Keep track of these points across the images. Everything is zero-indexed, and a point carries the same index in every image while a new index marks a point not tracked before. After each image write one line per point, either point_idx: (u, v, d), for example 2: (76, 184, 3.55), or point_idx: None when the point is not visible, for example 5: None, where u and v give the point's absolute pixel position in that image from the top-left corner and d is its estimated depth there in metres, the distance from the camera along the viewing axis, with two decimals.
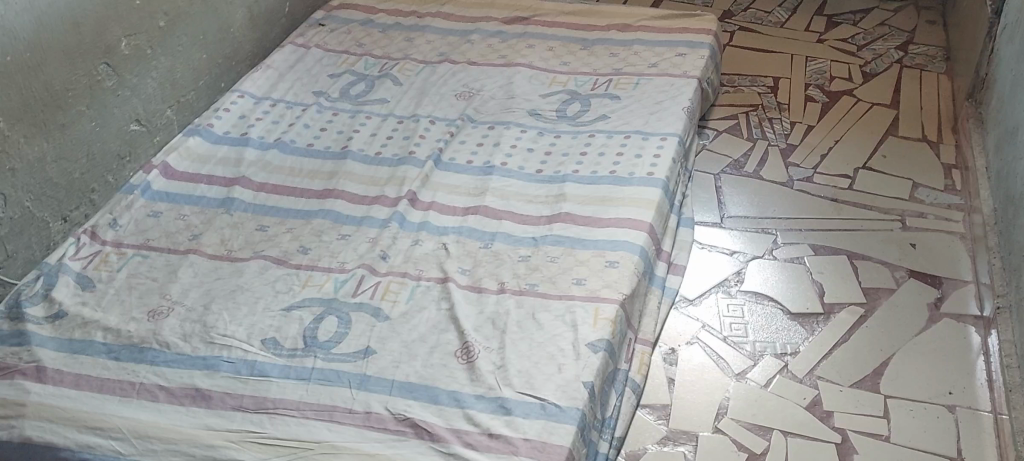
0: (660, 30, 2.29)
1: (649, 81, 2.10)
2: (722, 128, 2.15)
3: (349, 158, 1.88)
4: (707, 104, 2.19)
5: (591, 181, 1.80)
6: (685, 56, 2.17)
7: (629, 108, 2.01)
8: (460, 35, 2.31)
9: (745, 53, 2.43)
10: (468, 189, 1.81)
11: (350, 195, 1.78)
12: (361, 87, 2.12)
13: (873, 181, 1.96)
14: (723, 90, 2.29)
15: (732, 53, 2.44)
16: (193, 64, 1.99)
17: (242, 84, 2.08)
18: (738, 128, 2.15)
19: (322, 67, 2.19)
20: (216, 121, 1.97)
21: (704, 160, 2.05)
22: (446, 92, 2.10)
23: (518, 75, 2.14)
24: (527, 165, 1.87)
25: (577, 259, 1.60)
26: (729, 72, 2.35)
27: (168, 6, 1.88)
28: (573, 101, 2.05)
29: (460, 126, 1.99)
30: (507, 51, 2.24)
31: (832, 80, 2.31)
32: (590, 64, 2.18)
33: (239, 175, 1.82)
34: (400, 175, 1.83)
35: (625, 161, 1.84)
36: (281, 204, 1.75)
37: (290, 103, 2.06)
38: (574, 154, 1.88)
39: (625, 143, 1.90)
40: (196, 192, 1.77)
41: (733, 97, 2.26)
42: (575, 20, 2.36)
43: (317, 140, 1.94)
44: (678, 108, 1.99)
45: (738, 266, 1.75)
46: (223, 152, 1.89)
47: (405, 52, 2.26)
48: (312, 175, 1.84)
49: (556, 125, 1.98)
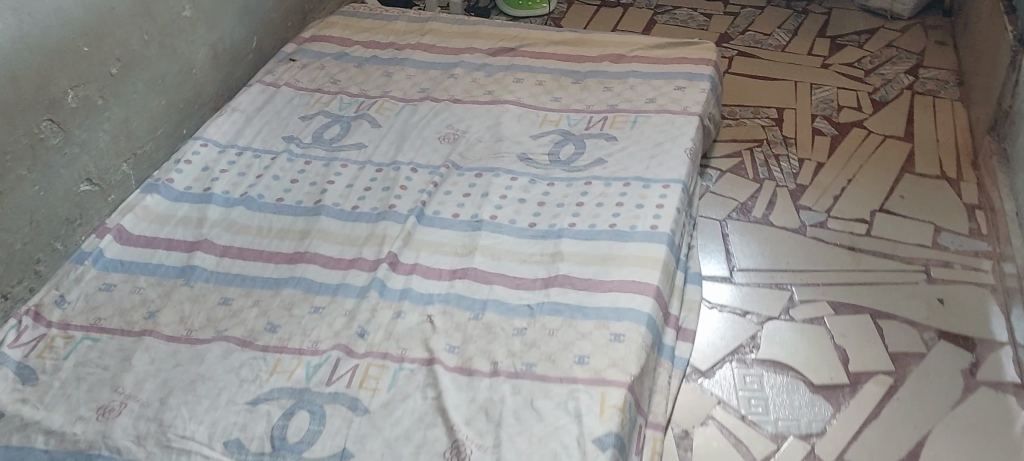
0: (656, 60, 2.14)
1: (647, 118, 1.94)
2: (726, 168, 1.99)
3: (322, 214, 1.72)
4: (710, 140, 2.03)
5: (588, 237, 1.65)
6: (684, 89, 2.02)
7: (627, 150, 1.85)
8: (442, 70, 2.15)
9: (747, 81, 2.27)
10: (454, 249, 1.65)
11: (324, 260, 1.62)
12: (335, 131, 1.95)
13: (892, 226, 1.81)
14: (725, 122, 2.13)
15: (732, 81, 2.28)
16: (150, 112, 1.83)
17: (205, 131, 1.92)
18: (743, 167, 1.99)
19: (293, 109, 2.03)
20: (176, 175, 1.81)
21: (709, 204, 1.89)
22: (428, 135, 1.94)
23: (506, 114, 1.98)
24: (518, 219, 1.71)
25: (578, 331, 1.44)
26: (731, 103, 2.19)
27: (120, 51, 1.70)
28: (566, 142, 1.89)
29: (445, 174, 1.82)
30: (493, 87, 2.08)
31: (840, 110, 2.16)
32: (582, 99, 2.03)
33: (200, 238, 1.67)
34: (379, 234, 1.68)
35: (625, 213, 1.69)
36: (247, 272, 1.60)
37: (258, 151, 1.89)
38: (570, 205, 1.73)
39: (624, 192, 1.74)
40: (154, 260, 1.61)
41: (736, 130, 2.10)
42: (565, 51, 2.21)
43: (287, 194, 1.78)
44: (681, 150, 1.84)
45: (752, 329, 1.60)
46: (183, 211, 1.73)
47: (383, 88, 2.10)
48: (281, 236, 1.69)
49: (548, 171, 1.82)
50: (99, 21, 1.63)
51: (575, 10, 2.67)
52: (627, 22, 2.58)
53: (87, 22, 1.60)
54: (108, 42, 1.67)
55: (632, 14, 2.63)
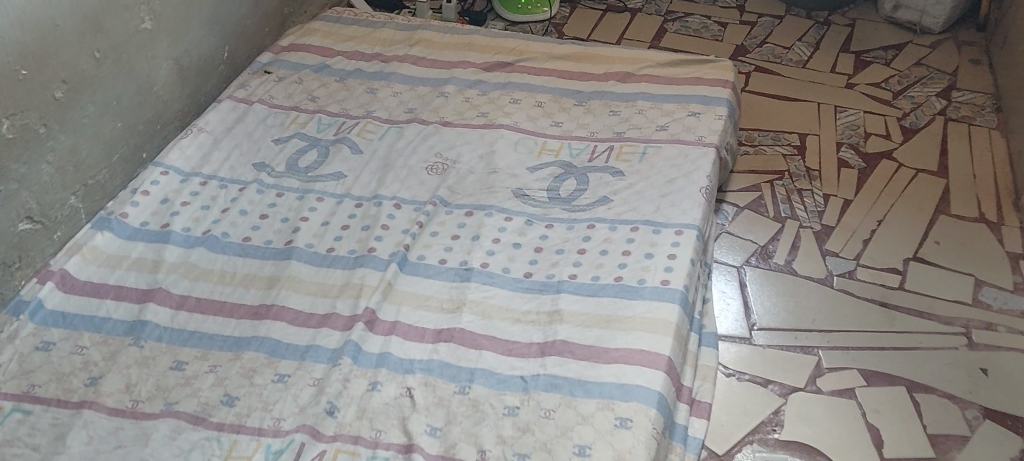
0: (668, 81, 1.93)
1: (658, 149, 1.75)
2: (743, 203, 1.81)
3: (293, 258, 1.54)
4: (727, 172, 1.83)
5: (591, 292, 1.46)
6: (698, 115, 1.83)
7: (635, 188, 1.66)
8: (432, 86, 1.96)
9: (765, 101, 2.09)
10: (440, 303, 1.47)
11: (293, 315, 1.44)
12: (312, 157, 1.76)
13: (927, 278, 1.63)
14: (742, 150, 1.94)
15: (750, 101, 2.09)
16: (103, 137, 1.65)
17: (166, 156, 1.73)
18: (763, 203, 1.80)
19: (266, 130, 1.84)
20: (131, 209, 1.62)
21: (725, 248, 1.71)
22: (415, 164, 1.75)
23: (501, 141, 1.79)
24: (512, 268, 1.53)
25: (579, 414, 1.26)
26: (748, 127, 2.00)
27: (66, 72, 1.52)
28: (567, 176, 1.70)
29: (432, 212, 1.63)
30: (488, 108, 1.89)
31: (867, 138, 1.97)
32: (586, 124, 1.84)
33: (154, 286, 1.48)
34: (356, 284, 1.49)
35: (632, 263, 1.51)
36: (205, 328, 1.42)
37: (225, 180, 1.71)
38: (571, 251, 1.54)
39: (631, 238, 1.56)
40: (100, 312, 1.43)
41: (755, 160, 1.91)
42: (568, 66, 2.01)
43: (255, 232, 1.60)
44: (696, 190, 1.65)
45: (773, 402, 1.42)
46: (137, 251, 1.55)
47: (367, 108, 1.91)
48: (246, 283, 1.50)
49: (547, 209, 1.63)
50: (40, 40, 1.45)
51: (580, 14, 2.48)
52: (635, 31, 2.39)
53: (25, 41, 1.42)
54: (51, 62, 1.48)
55: (640, 21, 2.44)
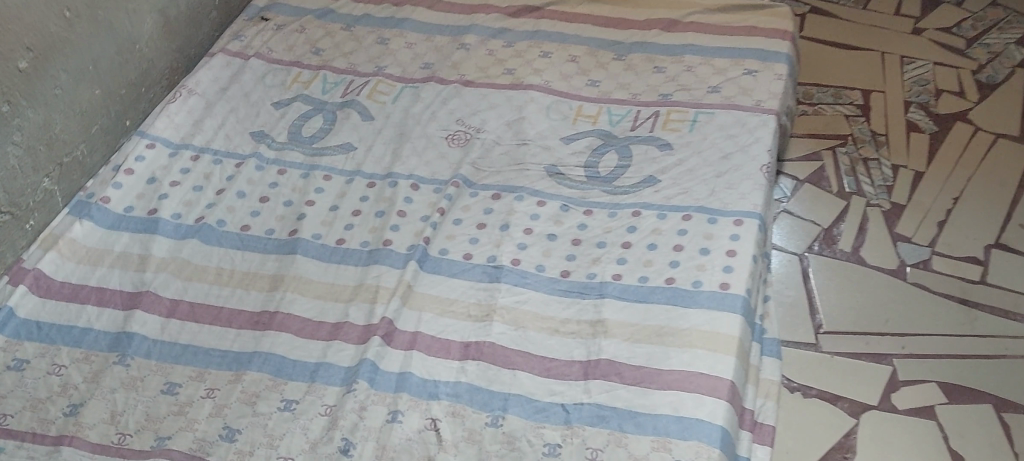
0: (719, 31, 1.69)
1: (711, 116, 1.53)
2: (802, 176, 1.61)
3: (299, 253, 1.36)
4: (786, 139, 1.62)
5: (638, 297, 1.28)
6: (755, 74, 1.59)
7: (686, 165, 1.45)
8: (451, 36, 1.74)
9: (824, 50, 1.86)
10: (467, 309, 1.29)
11: (299, 324, 1.27)
12: (316, 125, 1.56)
13: (1013, 270, 1.45)
14: (799, 109, 1.74)
15: (807, 49, 1.87)
16: (80, 108, 1.44)
17: (152, 125, 1.53)
18: (825, 177, 1.61)
19: (264, 90, 1.62)
20: (113, 192, 1.43)
21: (783, 232, 1.52)
22: (434, 133, 1.55)
23: (531, 104, 1.58)
24: (547, 265, 1.33)
25: (631, 456, 1.10)
26: (805, 81, 1.79)
27: (32, 37, 1.30)
28: (606, 149, 1.50)
29: (455, 195, 1.43)
30: (515, 63, 1.67)
31: (939, 95, 1.75)
32: (627, 85, 1.61)
33: (141, 289, 1.31)
34: (370, 285, 1.32)
35: (685, 261, 1.31)
36: (200, 342, 1.25)
37: (220, 154, 1.51)
38: (614, 245, 1.35)
39: (683, 229, 1.36)
40: (80, 323, 1.26)
41: (813, 122, 1.71)
42: (604, 11, 1.76)
43: (254, 219, 1.42)
44: (756, 168, 1.44)
45: (844, 423, 1.26)
46: (121, 245, 1.37)
47: (378, 63, 1.69)
48: (246, 284, 1.33)
49: (586, 192, 1.43)
50: None
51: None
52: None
53: None
54: (12, 28, 1.26)
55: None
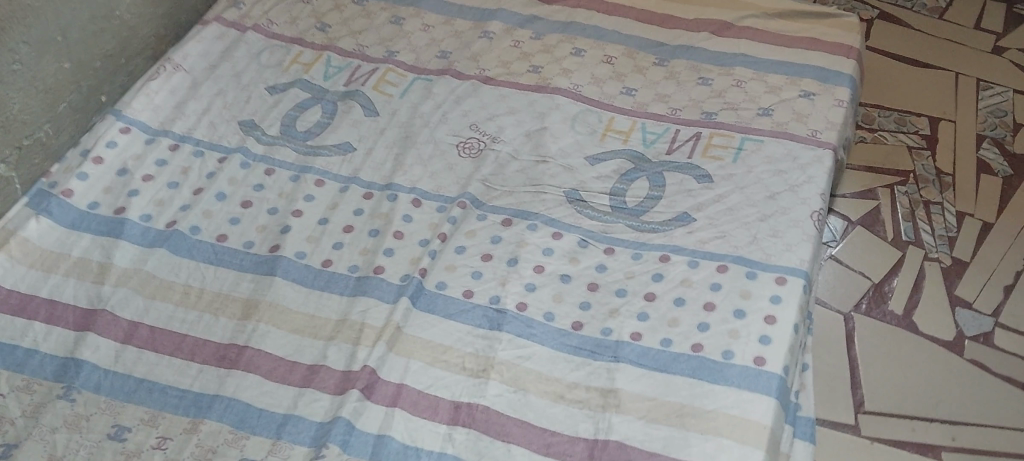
0: (777, 40, 1.50)
1: (759, 145, 1.34)
2: (857, 218, 1.45)
3: (278, 275, 1.20)
4: (842, 174, 1.46)
5: (658, 365, 1.10)
6: (812, 98, 1.40)
7: (727, 203, 1.26)
8: (473, 21, 1.56)
9: (891, 65, 1.71)
10: (463, 361, 1.12)
11: (270, 364, 1.12)
12: (313, 119, 1.39)
13: None
14: (857, 135, 1.57)
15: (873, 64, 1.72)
16: (45, 84, 1.28)
17: (128, 105, 1.37)
18: (879, 221, 1.44)
19: (258, 72, 1.45)
20: (78, 185, 1.27)
21: (829, 284, 1.37)
22: (443, 137, 1.38)
23: (555, 112, 1.41)
24: (557, 314, 1.16)
25: None
26: (867, 102, 1.63)
27: None
28: (637, 174, 1.31)
29: (459, 217, 1.27)
30: (542, 59, 1.49)
31: (1016, 130, 1.58)
32: (666, 97, 1.43)
33: (97, 307, 1.15)
34: (354, 322, 1.16)
35: (716, 325, 1.13)
36: (156, 376, 1.10)
37: (203, 145, 1.34)
38: (636, 296, 1.17)
39: (717, 283, 1.17)
40: (24, 343, 1.11)
41: (873, 151, 1.55)
42: (649, 5, 1.57)
43: (233, 229, 1.25)
44: (806, 215, 1.24)
45: None
46: (79, 249, 1.21)
47: (388, 46, 1.51)
48: (216, 309, 1.17)
49: (610, 225, 1.25)
50: None
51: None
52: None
53: None
54: None
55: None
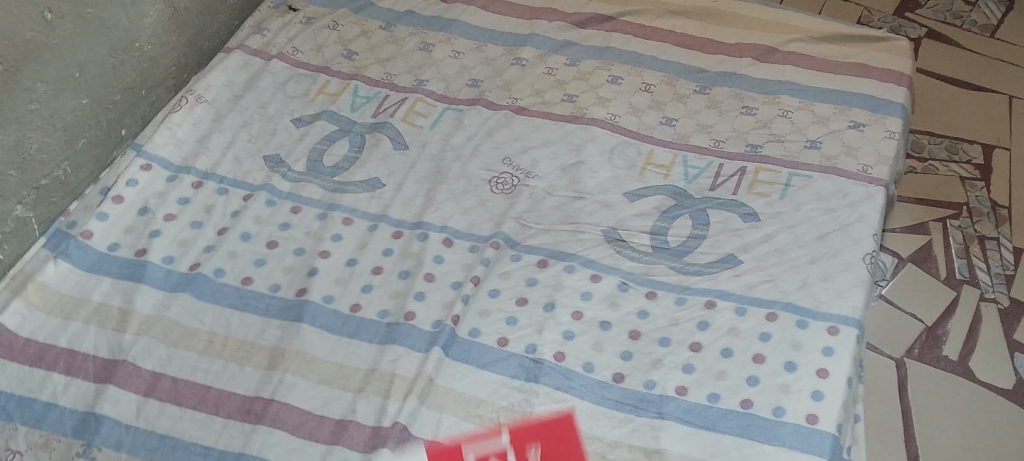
0: (823, 66, 1.46)
1: (807, 180, 1.29)
2: (910, 257, 1.43)
3: (305, 321, 1.14)
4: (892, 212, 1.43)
5: (705, 423, 1.04)
6: (862, 128, 1.35)
7: (775, 243, 1.21)
8: (505, 47, 1.53)
9: (943, 87, 1.71)
10: (499, 415, 1.06)
11: (297, 418, 1.05)
12: (340, 153, 1.34)
13: None
14: (907, 165, 1.57)
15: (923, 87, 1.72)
16: (63, 121, 1.23)
17: (149, 140, 1.32)
18: (932, 258, 1.42)
19: (284, 103, 1.41)
20: (97, 225, 1.23)
21: (879, 326, 1.34)
22: (474, 171, 1.33)
23: (592, 145, 1.36)
24: (597, 365, 1.10)
25: None
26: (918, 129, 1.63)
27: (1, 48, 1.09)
28: (679, 212, 1.26)
29: (492, 259, 1.21)
30: (577, 87, 1.45)
31: None
32: (708, 127, 1.38)
33: (117, 357, 1.10)
34: (385, 373, 1.09)
35: (766, 379, 1.07)
36: (179, 432, 1.04)
37: (227, 181, 1.30)
38: (681, 347, 1.11)
39: (765, 333, 1.11)
40: (43, 396, 1.07)
41: (925, 183, 1.54)
42: (687, 30, 1.55)
43: (258, 271, 1.20)
44: (859, 257, 1.19)
45: None
46: (99, 294, 1.16)
47: (417, 74, 1.48)
48: (241, 358, 1.11)
49: (652, 267, 1.20)
50: None
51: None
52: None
53: None
54: None
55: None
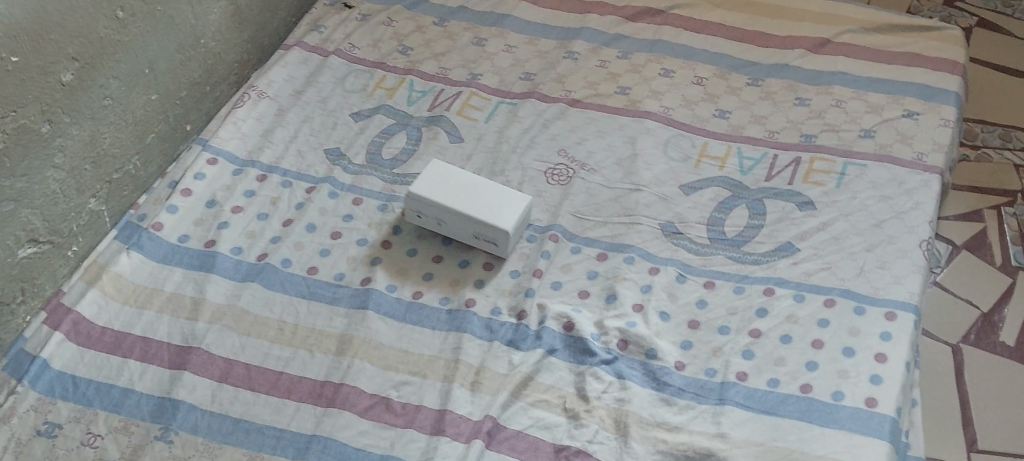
0: (875, 56, 1.47)
1: (862, 169, 1.30)
2: (964, 243, 1.44)
3: (370, 309, 1.17)
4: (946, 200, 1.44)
5: (765, 407, 1.06)
6: (916, 117, 1.36)
7: (832, 231, 1.22)
8: (558, 40, 1.55)
9: (995, 76, 1.72)
10: (563, 400, 1.09)
11: (368, 401, 1.08)
12: (398, 146, 1.37)
13: None
14: (961, 153, 1.58)
15: (975, 75, 1.72)
16: (133, 116, 1.27)
17: (215, 135, 1.37)
18: (986, 246, 1.43)
19: (343, 97, 1.45)
20: (167, 217, 1.27)
21: (935, 313, 1.35)
22: (530, 163, 1.35)
23: (646, 137, 1.37)
24: (660, 351, 1.12)
25: None
26: (971, 117, 1.63)
27: (78, 46, 1.13)
28: (735, 202, 1.28)
29: (552, 251, 1.23)
30: (630, 79, 1.47)
31: None
32: (763, 118, 1.40)
33: (191, 344, 1.14)
34: (449, 360, 1.12)
35: (825, 364, 1.08)
36: (253, 416, 1.07)
37: (290, 174, 1.33)
38: (741, 333, 1.13)
39: (824, 319, 1.13)
40: (120, 382, 1.10)
41: (978, 170, 1.55)
42: (737, 21, 1.56)
43: (323, 260, 1.23)
44: (915, 244, 1.19)
45: None
46: (171, 284, 1.20)
47: (471, 68, 1.51)
48: (310, 345, 1.14)
49: (709, 259, 1.22)
50: (35, 7, 1.05)
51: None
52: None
53: (13, 15, 1.02)
54: (54, 37, 1.09)
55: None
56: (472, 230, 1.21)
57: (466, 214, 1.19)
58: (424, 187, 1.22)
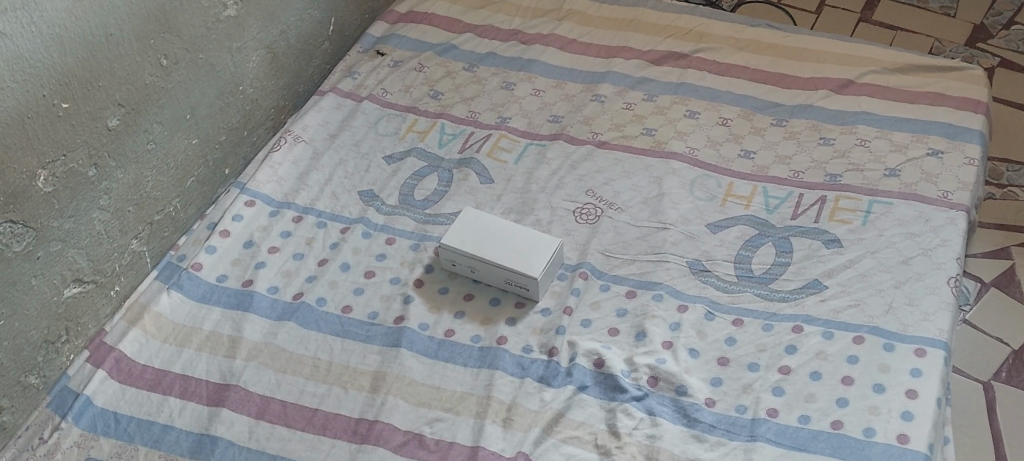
0: (898, 96, 1.49)
1: (887, 207, 1.31)
2: (992, 281, 1.45)
3: (403, 346, 1.19)
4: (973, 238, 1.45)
5: (797, 444, 1.06)
6: (941, 156, 1.38)
7: (859, 268, 1.24)
8: (585, 84, 1.59)
9: (1018, 114, 1.73)
10: (595, 437, 1.10)
11: (401, 438, 1.10)
12: (430, 187, 1.41)
13: None
14: (987, 191, 1.59)
15: (1000, 114, 1.74)
16: (175, 160, 1.32)
17: (253, 179, 1.40)
18: (1014, 282, 1.44)
19: (376, 140, 1.49)
20: (206, 258, 1.30)
21: (965, 350, 1.36)
22: (559, 203, 1.37)
23: (672, 177, 1.40)
24: (690, 387, 1.13)
25: None
26: (995, 156, 1.65)
27: (124, 92, 1.18)
28: (761, 240, 1.29)
29: (582, 289, 1.25)
30: (656, 121, 1.50)
31: None
32: (788, 158, 1.42)
33: (229, 381, 1.16)
34: (481, 396, 1.14)
35: (855, 401, 1.09)
36: (289, 452, 1.09)
37: (324, 216, 1.37)
38: (771, 370, 1.14)
39: (854, 356, 1.13)
40: (160, 418, 1.13)
41: (1004, 207, 1.56)
42: (761, 64, 1.59)
43: (357, 299, 1.26)
44: (943, 281, 1.20)
45: None
46: (210, 322, 1.23)
47: (500, 112, 1.54)
48: (345, 382, 1.16)
49: (738, 296, 1.23)
50: (85, 55, 1.09)
51: (744, 6, 2.04)
52: (821, 25, 1.96)
53: (65, 62, 1.06)
54: (102, 83, 1.13)
55: (830, 14, 1.98)
56: (503, 277, 1.23)
57: (495, 264, 1.22)
58: (455, 238, 1.25)
